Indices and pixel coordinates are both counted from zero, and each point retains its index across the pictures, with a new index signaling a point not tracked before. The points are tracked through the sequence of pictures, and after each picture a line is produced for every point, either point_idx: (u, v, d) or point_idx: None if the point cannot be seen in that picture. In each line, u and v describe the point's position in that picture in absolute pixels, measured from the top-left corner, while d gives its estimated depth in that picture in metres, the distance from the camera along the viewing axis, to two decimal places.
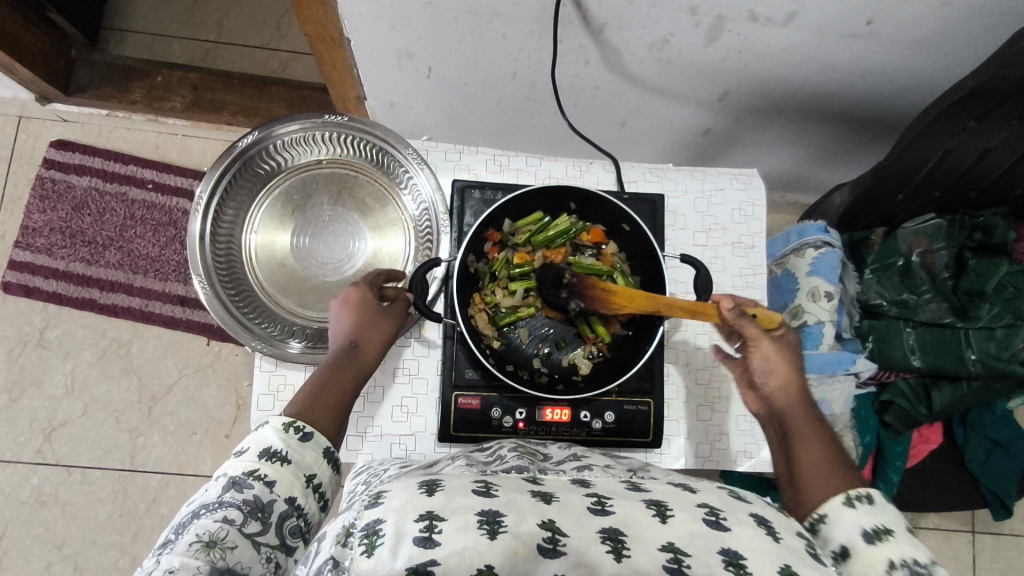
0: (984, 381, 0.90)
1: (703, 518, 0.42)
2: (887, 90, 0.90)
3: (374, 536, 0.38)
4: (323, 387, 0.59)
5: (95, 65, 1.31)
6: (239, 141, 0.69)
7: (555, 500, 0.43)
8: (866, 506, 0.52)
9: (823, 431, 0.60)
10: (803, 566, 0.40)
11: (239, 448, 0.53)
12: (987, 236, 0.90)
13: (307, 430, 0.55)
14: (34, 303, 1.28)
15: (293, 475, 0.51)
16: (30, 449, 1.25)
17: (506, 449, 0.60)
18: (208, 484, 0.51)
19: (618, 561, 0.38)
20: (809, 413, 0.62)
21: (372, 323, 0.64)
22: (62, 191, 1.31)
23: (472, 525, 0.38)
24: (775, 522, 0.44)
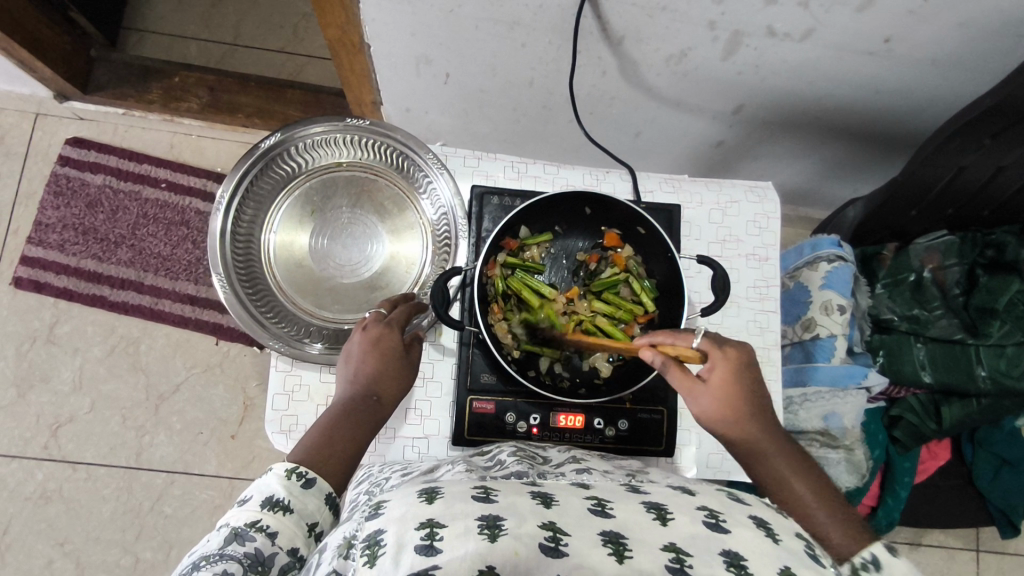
0: (993, 398, 0.91)
1: (703, 521, 0.42)
2: (901, 107, 0.91)
3: (375, 546, 0.39)
4: (333, 434, 0.57)
5: (113, 64, 1.32)
6: (261, 142, 0.70)
7: (554, 503, 0.43)
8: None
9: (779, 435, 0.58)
10: (803, 568, 0.40)
11: (242, 496, 0.52)
12: (998, 253, 0.91)
13: (310, 476, 0.54)
14: (45, 299, 1.28)
15: (295, 525, 0.50)
16: (36, 444, 1.25)
17: (504, 453, 0.62)
18: (211, 534, 0.50)
19: (619, 562, 0.38)
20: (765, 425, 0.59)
21: (394, 374, 0.63)
22: (76, 188, 1.32)
23: (472, 530, 0.38)
24: (774, 522, 0.44)
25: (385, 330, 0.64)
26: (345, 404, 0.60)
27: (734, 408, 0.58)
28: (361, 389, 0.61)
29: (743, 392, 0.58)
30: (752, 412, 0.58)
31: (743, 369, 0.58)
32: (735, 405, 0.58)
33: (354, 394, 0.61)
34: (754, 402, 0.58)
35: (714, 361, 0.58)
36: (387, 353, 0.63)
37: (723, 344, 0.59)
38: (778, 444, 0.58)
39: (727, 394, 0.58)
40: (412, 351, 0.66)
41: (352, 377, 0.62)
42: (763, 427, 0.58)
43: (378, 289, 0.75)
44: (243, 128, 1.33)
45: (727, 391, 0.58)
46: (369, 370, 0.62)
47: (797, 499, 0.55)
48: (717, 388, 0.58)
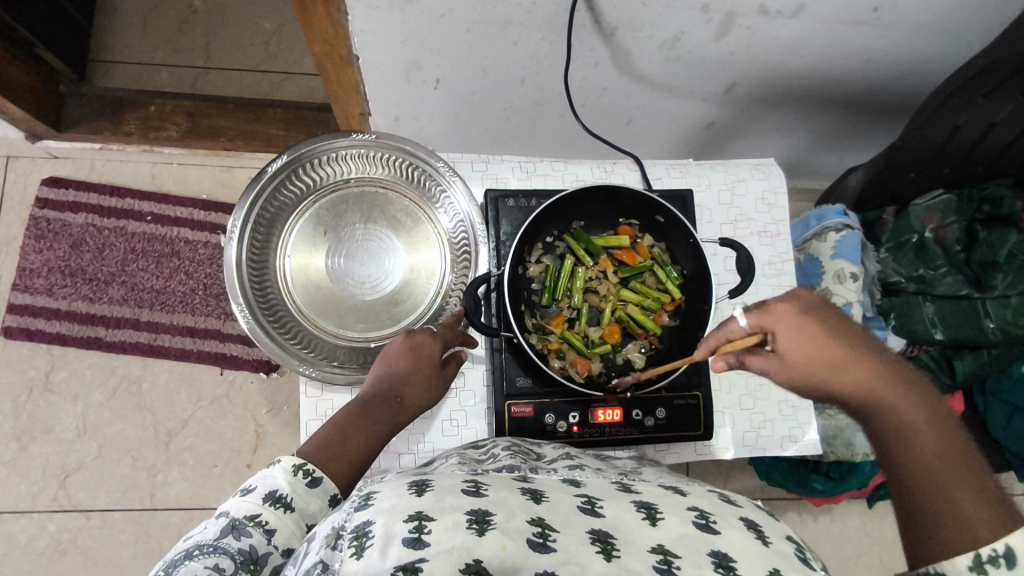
0: (1003, 347, 0.93)
1: (693, 521, 0.43)
2: (888, 73, 0.92)
3: (363, 538, 0.38)
4: (348, 430, 0.58)
5: (84, 98, 1.28)
6: (268, 166, 0.68)
7: (545, 499, 0.43)
8: (1002, 571, 0.44)
9: (934, 426, 0.49)
10: (793, 569, 0.40)
11: (246, 487, 0.53)
12: (995, 207, 0.93)
13: (315, 474, 0.54)
14: (37, 346, 1.24)
15: (295, 524, 0.51)
16: (45, 496, 1.21)
17: (499, 447, 0.60)
18: (209, 522, 0.50)
19: (607, 560, 0.38)
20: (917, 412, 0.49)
21: (424, 383, 0.62)
22: (58, 229, 1.28)
23: (461, 524, 0.38)
24: (765, 527, 0.45)
25: (428, 338, 0.63)
26: (367, 399, 0.60)
27: (838, 366, 0.49)
28: (386, 386, 0.61)
29: (842, 340, 0.50)
30: (861, 362, 0.49)
31: (821, 318, 0.50)
32: (840, 357, 0.49)
33: (377, 390, 0.61)
34: (860, 347, 0.50)
35: (776, 331, 0.50)
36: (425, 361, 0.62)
37: (782, 303, 0.50)
38: (902, 391, 0.49)
39: (818, 351, 0.49)
40: (447, 369, 0.65)
41: (383, 374, 0.61)
42: (883, 371, 0.50)
43: (401, 303, 0.74)
44: (225, 152, 1.29)
45: (823, 354, 0.49)
46: (398, 370, 0.62)
47: (926, 465, 0.48)
48: (808, 353, 0.49)
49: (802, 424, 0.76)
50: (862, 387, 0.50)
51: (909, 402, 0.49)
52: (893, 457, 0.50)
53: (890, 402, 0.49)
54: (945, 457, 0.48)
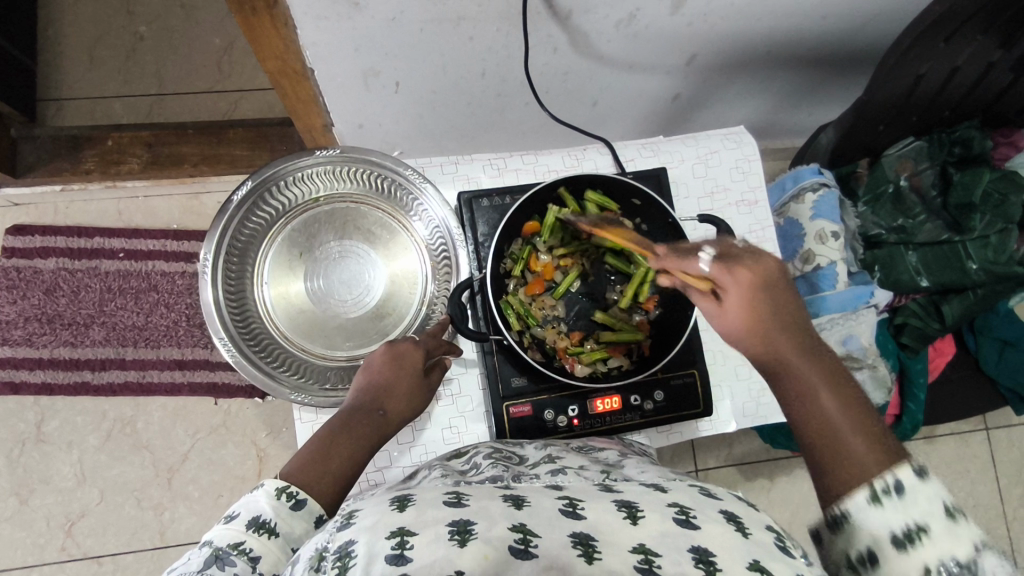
0: (988, 287, 0.94)
1: (674, 517, 0.42)
2: (846, 26, 0.92)
3: (346, 557, 0.37)
4: (333, 444, 0.56)
5: (38, 141, 1.24)
6: (233, 195, 0.67)
7: (527, 505, 0.43)
8: (894, 501, 0.43)
9: (827, 369, 0.49)
10: (772, 561, 0.40)
11: (230, 513, 0.51)
12: (966, 148, 0.94)
13: (300, 496, 0.52)
14: (25, 398, 1.22)
15: (280, 550, 0.49)
16: (53, 547, 1.19)
17: (480, 455, 0.60)
18: (192, 552, 0.49)
19: (590, 563, 0.38)
20: (806, 354, 0.49)
21: (406, 392, 0.61)
22: (29, 277, 1.25)
23: (443, 536, 0.38)
24: (744, 518, 0.44)
25: (411, 347, 0.63)
26: (349, 412, 0.59)
27: (754, 321, 0.50)
28: (368, 399, 0.60)
29: (767, 301, 0.50)
30: (777, 321, 0.50)
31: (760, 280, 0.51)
32: (764, 317, 0.50)
33: (361, 403, 0.59)
34: (774, 304, 0.50)
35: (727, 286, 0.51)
36: (409, 371, 0.62)
37: (741, 259, 0.51)
38: (806, 351, 0.50)
39: (749, 304, 0.50)
40: (431, 376, 0.65)
41: (366, 385, 0.61)
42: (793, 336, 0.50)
43: (386, 317, 0.73)
44: (191, 178, 1.26)
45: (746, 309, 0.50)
46: (382, 381, 0.61)
47: (819, 413, 0.47)
48: (738, 306, 0.50)
49: None
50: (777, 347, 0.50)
51: (809, 362, 0.49)
52: (795, 411, 0.49)
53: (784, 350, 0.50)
54: (843, 404, 0.47)
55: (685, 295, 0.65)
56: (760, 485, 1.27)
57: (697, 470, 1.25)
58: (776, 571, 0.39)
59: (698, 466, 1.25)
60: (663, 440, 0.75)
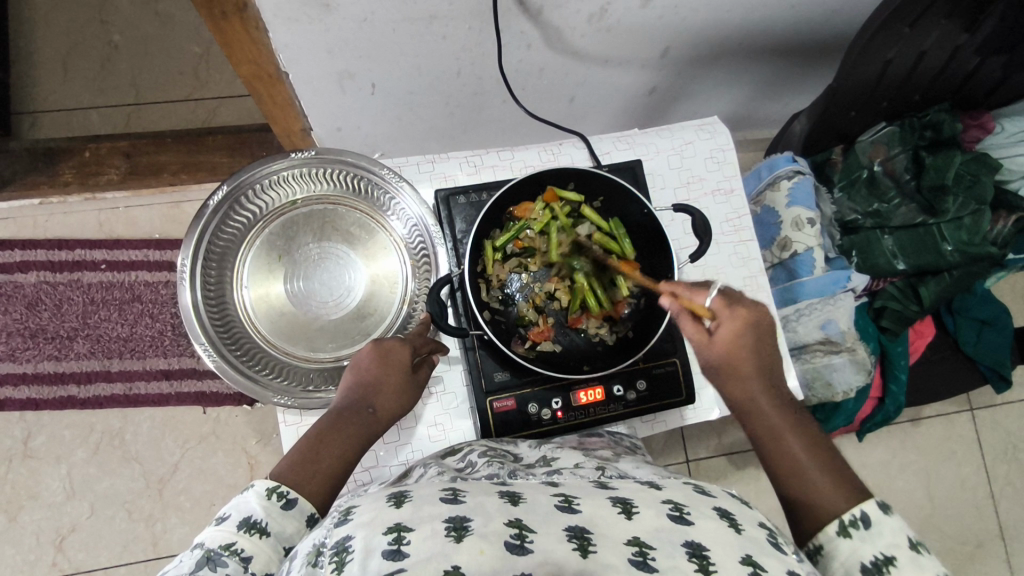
0: (963, 267, 0.96)
1: (668, 513, 0.43)
2: (816, 14, 0.93)
3: (343, 553, 0.38)
4: (323, 443, 0.56)
5: (14, 154, 1.23)
6: (209, 200, 0.67)
7: (523, 501, 0.43)
8: (861, 532, 0.51)
9: (792, 417, 0.58)
10: (765, 556, 0.41)
11: (221, 514, 0.51)
12: (936, 133, 0.93)
13: (291, 496, 0.53)
14: (9, 414, 1.21)
15: (272, 549, 0.49)
16: (44, 563, 1.18)
17: (473, 454, 0.60)
18: (183, 555, 0.49)
19: (584, 557, 0.38)
20: (772, 397, 0.58)
21: (395, 390, 0.62)
22: (10, 292, 1.24)
23: (440, 532, 0.38)
24: (737, 514, 0.45)
25: (399, 344, 0.63)
26: (340, 411, 0.59)
27: (735, 362, 0.58)
28: (357, 398, 0.60)
29: (749, 347, 0.58)
30: (755, 369, 0.59)
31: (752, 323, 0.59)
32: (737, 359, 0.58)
33: (350, 401, 0.60)
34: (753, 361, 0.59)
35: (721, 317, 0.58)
36: (398, 368, 0.62)
37: (737, 301, 0.59)
38: (776, 399, 0.58)
39: (733, 348, 0.58)
40: (418, 374, 0.65)
41: (355, 384, 0.60)
42: (765, 384, 0.59)
43: (368, 317, 0.74)
44: (172, 187, 1.26)
45: (732, 348, 0.58)
46: (371, 379, 0.61)
47: (788, 452, 0.56)
48: (727, 342, 0.58)
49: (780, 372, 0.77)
50: (747, 391, 0.58)
51: (777, 409, 0.58)
52: (767, 455, 0.57)
53: (754, 398, 0.58)
54: (807, 446, 0.56)
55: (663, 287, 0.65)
56: (751, 473, 1.28)
57: (687, 461, 1.26)
58: (768, 566, 0.40)
59: (689, 457, 1.26)
60: (648, 429, 0.75)
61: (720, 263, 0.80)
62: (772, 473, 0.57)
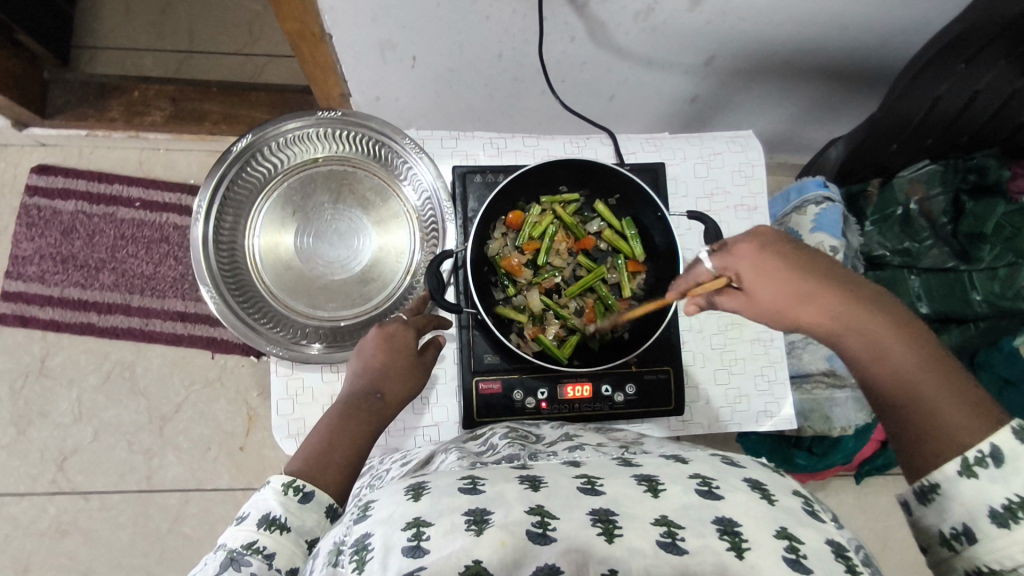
0: (990, 321, 0.94)
1: (696, 489, 0.41)
2: (871, 39, 0.90)
3: (363, 551, 0.38)
4: (335, 435, 0.57)
5: (69, 84, 1.28)
6: (233, 146, 0.68)
7: (543, 485, 0.41)
8: (990, 470, 0.46)
9: (902, 339, 0.50)
10: (801, 527, 0.39)
11: (241, 514, 0.51)
12: (982, 177, 0.91)
13: (308, 489, 0.52)
14: (32, 333, 1.26)
15: (294, 544, 0.49)
16: (44, 479, 1.23)
17: (496, 436, 0.59)
18: (211, 554, 0.50)
19: (610, 541, 0.38)
20: (875, 325, 0.50)
21: (402, 374, 0.62)
22: (48, 216, 1.29)
23: (460, 525, 0.38)
24: (770, 484, 0.43)
25: (399, 327, 0.64)
26: (347, 402, 0.60)
27: (779, 296, 0.51)
28: (365, 385, 0.61)
29: (817, 273, 0.51)
30: (818, 293, 0.51)
31: (768, 247, 0.52)
32: (801, 292, 0.51)
33: (358, 389, 0.60)
34: (831, 286, 0.51)
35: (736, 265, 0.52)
36: (402, 351, 0.63)
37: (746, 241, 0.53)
38: (877, 322, 0.50)
39: (774, 284, 0.51)
40: (424, 356, 0.65)
41: (361, 371, 0.61)
42: (851, 305, 0.50)
43: (371, 283, 0.75)
44: (211, 136, 1.29)
45: (770, 279, 0.51)
46: (379, 365, 0.62)
47: (906, 387, 0.50)
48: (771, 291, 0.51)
49: (777, 398, 0.75)
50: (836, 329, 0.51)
51: (879, 338, 0.50)
52: (879, 388, 0.51)
53: (857, 331, 0.51)
54: (920, 372, 0.49)
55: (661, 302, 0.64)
56: None
57: None
58: (804, 537, 0.39)
59: None
60: None
61: None
62: (889, 421, 0.51)
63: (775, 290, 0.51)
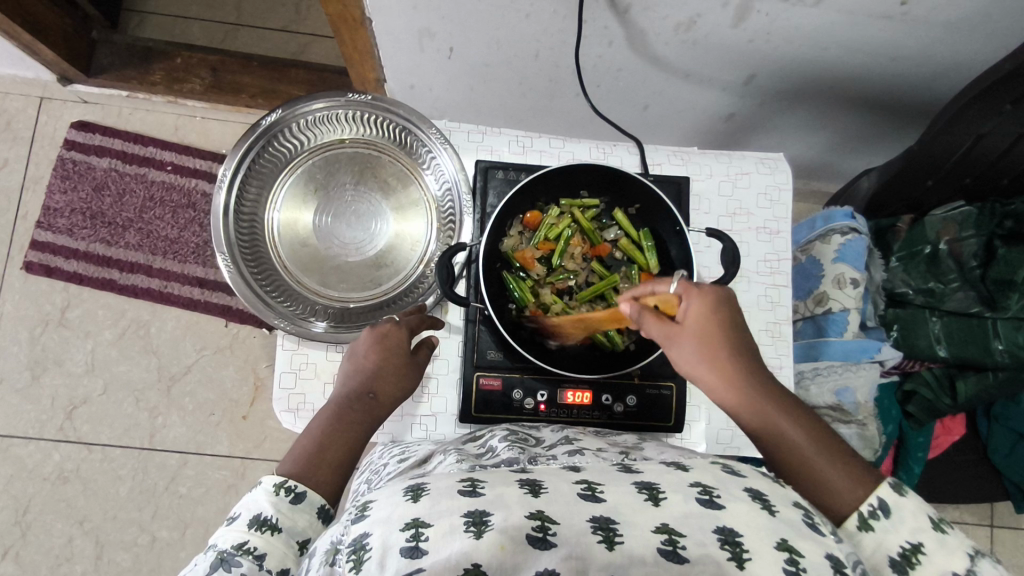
0: (1011, 371, 0.89)
1: (697, 497, 0.40)
2: (918, 72, 0.88)
3: (361, 551, 0.37)
4: (329, 438, 0.56)
5: (115, 46, 1.31)
6: (262, 119, 0.69)
7: (544, 491, 0.41)
8: (884, 523, 0.48)
9: (788, 404, 0.53)
10: (802, 540, 0.38)
11: (232, 514, 0.52)
12: (1018, 224, 0.89)
13: (300, 489, 0.53)
14: (56, 283, 1.29)
15: (285, 544, 0.50)
16: (52, 426, 1.26)
17: (495, 439, 0.59)
18: (200, 555, 0.50)
19: (611, 548, 0.37)
20: (768, 389, 0.53)
21: (395, 374, 0.62)
22: (82, 171, 1.32)
23: (458, 528, 0.37)
24: (771, 494, 0.42)
25: (393, 326, 0.64)
26: (342, 402, 0.59)
27: (711, 346, 0.54)
28: (357, 387, 0.60)
29: (725, 330, 0.55)
30: (731, 352, 0.54)
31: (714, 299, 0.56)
32: (718, 354, 0.54)
33: (351, 389, 0.60)
34: (734, 346, 0.55)
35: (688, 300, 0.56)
36: (396, 351, 0.63)
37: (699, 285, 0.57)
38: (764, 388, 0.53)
39: (709, 329, 0.55)
40: (418, 355, 0.65)
41: (355, 371, 0.61)
42: (750, 369, 0.54)
43: (384, 268, 0.75)
44: (247, 109, 1.31)
45: (704, 326, 0.55)
46: (372, 366, 0.61)
47: (797, 454, 0.51)
48: (696, 330, 0.55)
49: None
50: (739, 390, 0.53)
51: (772, 408, 0.52)
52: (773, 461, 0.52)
53: (749, 398, 0.53)
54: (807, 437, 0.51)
55: None
56: None
57: None
58: (805, 551, 0.38)
59: None
60: None
61: (747, 301, 0.77)
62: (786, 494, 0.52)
63: (711, 339, 0.54)
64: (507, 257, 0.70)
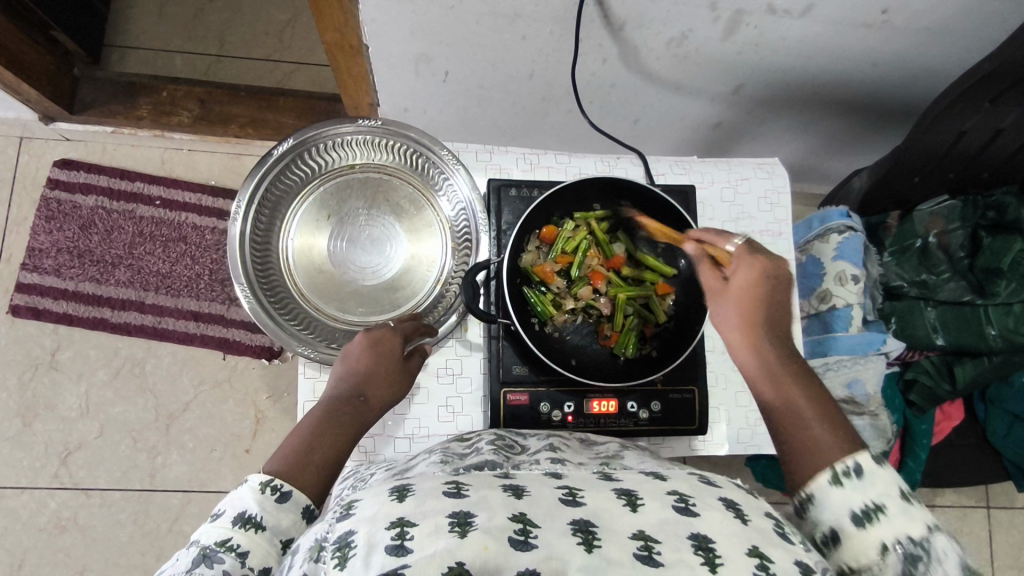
0: (1004, 355, 0.94)
1: (673, 505, 0.40)
2: (896, 76, 0.92)
3: (346, 548, 0.36)
4: (317, 437, 0.54)
5: (98, 82, 1.30)
6: (274, 149, 0.69)
7: (526, 494, 0.40)
8: (854, 482, 0.47)
9: (799, 370, 0.54)
10: (771, 548, 0.39)
11: (216, 511, 0.50)
12: (1000, 214, 0.94)
13: (286, 487, 0.50)
14: (44, 325, 1.26)
15: (268, 543, 0.48)
16: (46, 473, 1.22)
17: (483, 441, 0.58)
18: (181, 552, 0.48)
19: (589, 551, 0.36)
20: (783, 353, 0.55)
21: (387, 378, 0.61)
22: (68, 211, 1.29)
23: (443, 527, 0.36)
24: (743, 504, 0.43)
25: (387, 332, 0.64)
26: (329, 403, 0.58)
27: (742, 308, 0.56)
28: (347, 387, 0.59)
29: (761, 299, 0.56)
30: (763, 317, 0.56)
31: (765, 268, 0.57)
32: (748, 317, 0.56)
33: (341, 390, 0.58)
34: (763, 311, 0.56)
35: (739, 262, 0.58)
36: (388, 355, 0.62)
37: (761, 251, 0.58)
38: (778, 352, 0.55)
39: (748, 292, 0.56)
40: (411, 362, 0.64)
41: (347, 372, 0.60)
42: (772, 336, 0.55)
43: (401, 290, 0.75)
44: (235, 139, 1.31)
45: (744, 291, 0.56)
46: (363, 368, 0.60)
47: (792, 408, 0.52)
48: (738, 291, 0.57)
49: None
50: (756, 346, 0.55)
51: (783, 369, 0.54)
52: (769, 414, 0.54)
53: (764, 355, 0.55)
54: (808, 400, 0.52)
55: (689, 330, 0.67)
56: None
57: None
58: (775, 558, 0.38)
59: None
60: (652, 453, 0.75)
61: None
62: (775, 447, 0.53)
63: (743, 300, 0.56)
64: (528, 273, 0.71)
